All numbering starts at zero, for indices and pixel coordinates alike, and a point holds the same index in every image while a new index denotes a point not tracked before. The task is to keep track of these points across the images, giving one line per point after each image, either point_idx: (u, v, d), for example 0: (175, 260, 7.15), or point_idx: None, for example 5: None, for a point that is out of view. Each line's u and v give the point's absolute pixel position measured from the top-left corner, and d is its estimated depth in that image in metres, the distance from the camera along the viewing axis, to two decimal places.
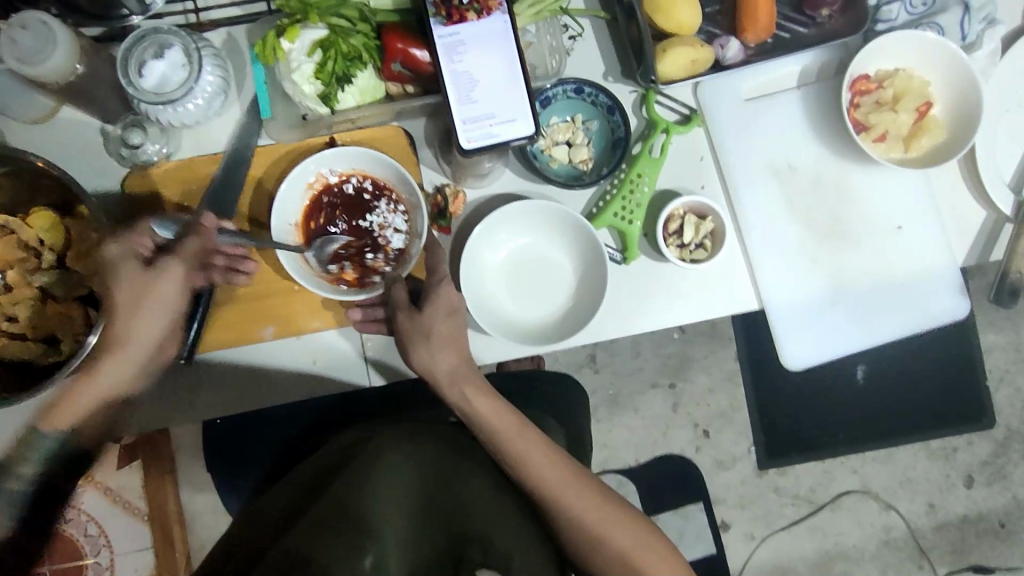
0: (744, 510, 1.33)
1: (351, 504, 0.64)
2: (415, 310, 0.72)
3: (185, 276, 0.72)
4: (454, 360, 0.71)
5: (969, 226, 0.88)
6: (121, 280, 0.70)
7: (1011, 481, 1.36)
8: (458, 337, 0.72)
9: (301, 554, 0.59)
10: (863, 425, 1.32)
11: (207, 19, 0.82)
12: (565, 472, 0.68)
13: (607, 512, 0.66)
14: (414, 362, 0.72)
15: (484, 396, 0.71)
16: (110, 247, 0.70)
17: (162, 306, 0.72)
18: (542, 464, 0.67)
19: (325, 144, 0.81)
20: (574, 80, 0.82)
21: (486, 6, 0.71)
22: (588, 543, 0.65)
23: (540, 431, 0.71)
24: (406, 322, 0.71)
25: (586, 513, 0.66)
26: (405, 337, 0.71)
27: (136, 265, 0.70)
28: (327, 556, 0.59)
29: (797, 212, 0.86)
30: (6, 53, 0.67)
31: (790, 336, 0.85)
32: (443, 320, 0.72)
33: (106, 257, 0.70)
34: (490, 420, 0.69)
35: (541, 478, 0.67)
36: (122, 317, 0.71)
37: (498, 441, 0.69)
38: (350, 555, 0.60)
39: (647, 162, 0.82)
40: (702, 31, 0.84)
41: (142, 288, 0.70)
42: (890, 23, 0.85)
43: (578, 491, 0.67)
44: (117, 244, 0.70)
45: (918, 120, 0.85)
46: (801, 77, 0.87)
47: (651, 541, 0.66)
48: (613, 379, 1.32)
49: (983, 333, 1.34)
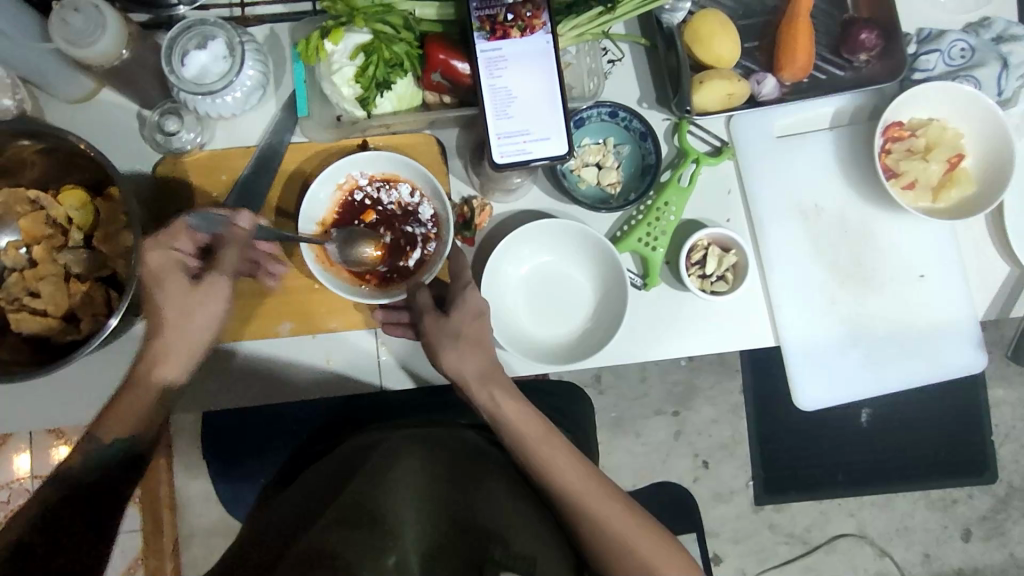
0: (737, 544, 1.32)
1: (368, 504, 0.65)
2: (442, 313, 0.72)
3: (230, 291, 0.70)
4: (484, 360, 0.71)
5: (992, 279, 0.88)
6: (166, 291, 0.67)
7: (1009, 538, 1.35)
8: (482, 339, 0.72)
9: (321, 552, 0.59)
10: (865, 470, 1.31)
11: (252, 14, 0.83)
12: (589, 478, 0.67)
13: (630, 521, 0.65)
14: (442, 364, 0.71)
15: (512, 399, 0.69)
16: (153, 255, 0.67)
17: (209, 319, 0.69)
18: (566, 468, 0.67)
19: (358, 147, 0.82)
20: (610, 104, 0.83)
21: (530, 24, 0.72)
22: (610, 551, 0.64)
23: (565, 437, 0.70)
24: (432, 324, 0.72)
25: (609, 521, 0.65)
26: (430, 340, 0.72)
27: (181, 279, 0.67)
28: (347, 554, 0.60)
29: (820, 254, 0.86)
30: (55, 32, 0.68)
31: (805, 376, 0.85)
32: (470, 323, 0.72)
33: (150, 265, 0.67)
34: (516, 422, 0.68)
35: (565, 482, 0.66)
36: (166, 331, 0.67)
37: (522, 441, 0.68)
38: (372, 553, 0.61)
39: (674, 190, 0.82)
40: (739, 65, 0.85)
41: (186, 303, 0.68)
42: (927, 72, 0.86)
43: (600, 498, 0.66)
44: (158, 253, 0.67)
45: (948, 171, 0.85)
46: (833, 119, 0.88)
47: (669, 553, 0.65)
48: (617, 402, 1.31)
49: (991, 387, 1.33)
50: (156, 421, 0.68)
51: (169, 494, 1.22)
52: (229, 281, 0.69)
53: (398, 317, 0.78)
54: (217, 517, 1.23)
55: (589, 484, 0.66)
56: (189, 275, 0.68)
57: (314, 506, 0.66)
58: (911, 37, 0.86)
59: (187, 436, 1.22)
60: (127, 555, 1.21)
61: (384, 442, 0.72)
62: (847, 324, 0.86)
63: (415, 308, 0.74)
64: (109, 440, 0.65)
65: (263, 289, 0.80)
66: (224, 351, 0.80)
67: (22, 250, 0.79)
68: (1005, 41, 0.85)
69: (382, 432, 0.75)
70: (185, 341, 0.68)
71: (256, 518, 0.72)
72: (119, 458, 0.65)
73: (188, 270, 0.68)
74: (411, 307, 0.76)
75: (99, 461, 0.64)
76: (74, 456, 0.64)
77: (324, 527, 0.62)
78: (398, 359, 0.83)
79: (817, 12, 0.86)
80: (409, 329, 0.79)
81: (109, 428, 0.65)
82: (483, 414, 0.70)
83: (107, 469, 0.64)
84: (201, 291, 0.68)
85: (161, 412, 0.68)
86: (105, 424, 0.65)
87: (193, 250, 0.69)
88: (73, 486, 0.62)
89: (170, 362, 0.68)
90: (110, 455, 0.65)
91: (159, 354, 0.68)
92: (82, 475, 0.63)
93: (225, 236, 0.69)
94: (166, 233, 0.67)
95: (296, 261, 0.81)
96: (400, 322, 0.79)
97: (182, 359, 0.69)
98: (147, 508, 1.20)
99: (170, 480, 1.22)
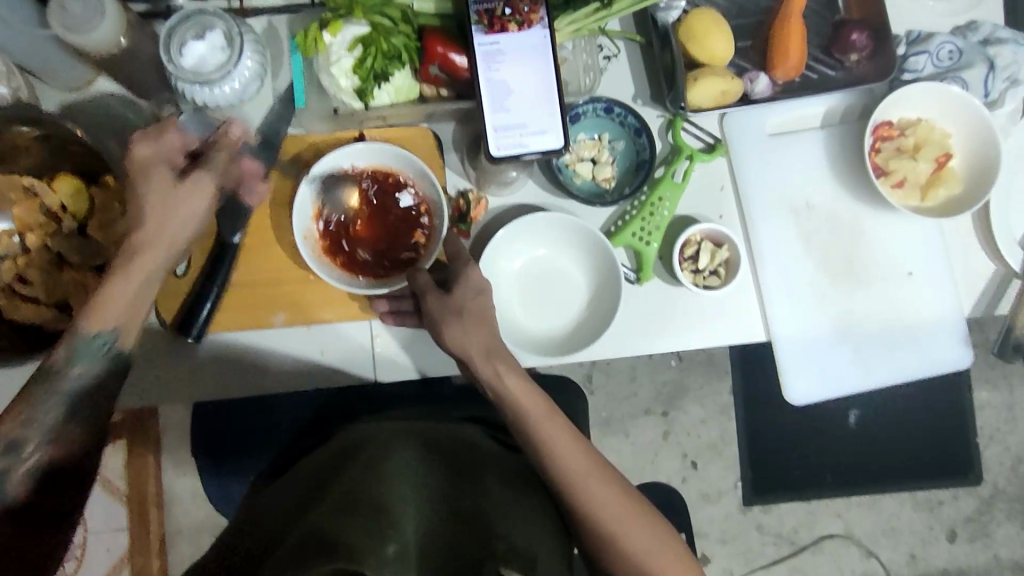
0: (725, 544, 1.33)
1: (366, 490, 0.63)
2: (445, 292, 0.73)
3: (213, 192, 0.66)
4: (487, 337, 0.71)
5: (978, 279, 0.89)
6: (150, 184, 0.63)
7: (993, 539, 1.37)
8: (486, 316, 0.72)
9: (320, 535, 0.58)
10: (852, 470, 1.32)
11: (250, 5, 0.83)
12: (589, 460, 0.67)
13: (628, 507, 0.66)
14: (446, 340, 0.71)
15: (516, 375, 0.69)
16: (143, 148, 0.64)
17: (189, 220, 0.65)
18: (567, 450, 0.67)
19: (353, 139, 0.83)
20: (605, 99, 0.84)
21: (528, 18, 0.73)
22: (606, 536, 0.65)
23: (566, 418, 0.70)
24: (436, 303, 0.72)
25: (607, 505, 0.65)
26: (436, 319, 0.72)
27: (166, 175, 0.64)
28: (348, 535, 0.58)
29: (811, 252, 0.87)
30: (54, 19, 0.68)
31: (795, 373, 0.86)
32: (474, 299, 0.72)
33: (137, 158, 0.63)
34: (520, 399, 0.68)
35: (567, 464, 0.66)
36: (146, 224, 0.63)
37: (523, 421, 0.68)
38: (371, 540, 0.58)
39: (669, 186, 0.83)
40: (733, 64, 0.86)
41: (167, 200, 0.63)
42: (916, 73, 0.88)
43: (599, 481, 0.66)
44: (148, 146, 0.64)
45: (936, 171, 0.86)
46: (825, 118, 0.89)
47: (666, 537, 0.66)
48: (607, 401, 1.32)
49: (976, 389, 1.35)
50: (141, 309, 0.64)
51: (157, 492, 1.21)
52: (215, 182, 0.66)
53: (399, 305, 0.80)
54: (204, 514, 1.23)
55: (589, 466, 0.67)
56: (174, 171, 0.65)
57: (308, 496, 0.65)
58: (901, 39, 0.88)
59: (174, 431, 1.21)
60: (113, 552, 1.20)
61: (378, 433, 0.72)
62: (837, 320, 0.87)
63: (416, 291, 0.75)
64: (94, 332, 0.62)
65: (258, 280, 0.81)
66: (217, 341, 0.81)
67: (16, 239, 0.78)
68: (992, 44, 0.87)
69: (377, 424, 0.74)
70: (165, 234, 0.63)
71: (248, 510, 0.71)
72: (102, 355, 0.63)
73: (174, 167, 0.65)
74: (413, 293, 0.77)
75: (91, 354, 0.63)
76: (58, 350, 0.62)
77: (319, 513, 0.61)
78: (396, 350, 0.83)
79: (810, 12, 0.87)
80: (408, 316, 0.80)
81: (93, 319, 0.62)
82: (487, 389, 0.70)
83: (92, 367, 0.63)
84: (187, 190, 0.64)
85: (147, 296, 0.65)
86: (90, 315, 0.62)
87: (181, 151, 0.66)
88: (68, 384, 0.63)
89: (147, 257, 0.63)
90: (94, 351, 0.63)
91: (135, 248, 0.62)
92: (67, 374, 0.62)
93: (222, 135, 0.69)
94: (154, 129, 0.65)
95: (290, 253, 0.81)
96: (404, 310, 0.80)
97: (162, 251, 0.63)
98: (134, 505, 1.19)
99: (157, 478, 1.21)
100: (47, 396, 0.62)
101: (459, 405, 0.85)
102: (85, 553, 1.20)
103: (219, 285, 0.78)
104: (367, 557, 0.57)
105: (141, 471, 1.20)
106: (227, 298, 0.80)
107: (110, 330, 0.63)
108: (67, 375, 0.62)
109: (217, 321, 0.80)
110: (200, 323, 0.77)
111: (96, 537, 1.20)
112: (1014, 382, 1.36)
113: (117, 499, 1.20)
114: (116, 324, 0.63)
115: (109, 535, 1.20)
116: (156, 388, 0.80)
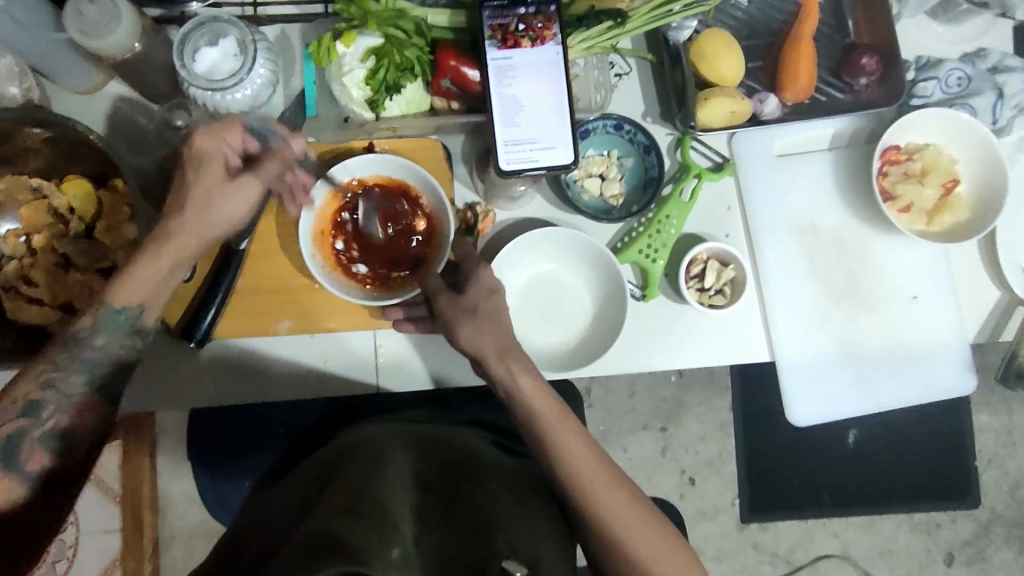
0: (721, 562, 1.32)
1: (373, 492, 0.62)
2: (457, 293, 0.74)
3: (257, 196, 0.66)
4: (501, 337, 0.71)
5: (982, 305, 0.90)
6: (201, 179, 0.63)
7: (990, 563, 1.36)
8: (500, 317, 0.72)
9: (326, 536, 0.57)
10: (850, 490, 1.32)
11: (264, 14, 0.84)
12: (600, 466, 0.66)
13: (638, 514, 0.65)
14: (459, 339, 0.71)
15: (529, 374, 0.69)
16: (201, 139, 0.63)
17: (227, 219, 0.65)
18: (579, 452, 0.66)
19: (364, 149, 0.83)
20: (615, 116, 0.84)
21: (541, 35, 0.74)
22: (614, 545, 0.64)
23: (578, 421, 0.69)
24: (447, 304, 0.73)
25: (617, 510, 0.64)
26: (448, 319, 0.72)
27: (218, 170, 0.63)
28: (356, 537, 0.57)
29: (817, 272, 0.87)
30: (71, 23, 0.69)
31: (798, 394, 0.86)
32: (486, 298, 0.73)
33: (161, 145, 0.62)
34: (532, 399, 0.68)
35: (577, 467, 0.65)
36: (185, 210, 0.62)
37: (536, 422, 0.67)
38: (380, 543, 0.57)
39: (676, 205, 0.84)
40: (742, 84, 0.86)
41: (213, 195, 0.63)
42: (925, 99, 0.88)
43: (609, 487, 0.65)
44: (209, 139, 0.63)
45: (943, 196, 0.87)
46: (832, 140, 0.89)
47: (675, 545, 0.65)
48: (605, 415, 1.31)
49: (976, 412, 1.35)
50: (162, 292, 0.65)
51: (151, 496, 1.20)
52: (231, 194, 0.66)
53: (413, 311, 0.80)
54: (199, 519, 1.23)
55: (600, 471, 0.66)
56: (225, 169, 0.64)
57: (312, 498, 0.64)
58: (910, 65, 0.89)
59: (170, 434, 1.20)
60: (104, 555, 1.19)
61: (381, 437, 0.71)
62: (842, 340, 0.87)
63: (427, 293, 0.75)
64: (119, 307, 0.63)
65: (266, 286, 0.81)
66: (220, 346, 0.80)
67: (22, 239, 0.78)
68: (1000, 72, 0.87)
69: (382, 428, 0.74)
70: (205, 227, 0.63)
71: (249, 512, 0.70)
72: (124, 328, 0.64)
73: (227, 166, 0.64)
74: (426, 298, 0.77)
75: (113, 327, 0.63)
76: (84, 318, 0.63)
77: (324, 515, 0.60)
78: (395, 359, 0.83)
79: (820, 35, 0.88)
80: (423, 321, 0.80)
81: (120, 296, 0.62)
82: (499, 387, 0.70)
83: (115, 339, 0.64)
84: (235, 188, 0.64)
85: (171, 281, 0.65)
86: (117, 290, 0.62)
87: (238, 150, 0.65)
88: (92, 356, 0.63)
89: (181, 242, 0.63)
90: (118, 325, 0.64)
91: (167, 232, 0.62)
92: (90, 341, 0.63)
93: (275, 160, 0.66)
94: (221, 124, 0.64)
95: (296, 259, 0.81)
96: (419, 315, 0.80)
97: (197, 239, 0.63)
98: (128, 508, 1.19)
99: (152, 480, 1.20)
100: (68, 361, 0.63)
101: (462, 411, 0.86)
102: (76, 553, 1.19)
103: (224, 291, 0.78)
104: (375, 561, 0.55)
105: (136, 474, 1.19)
106: (231, 303, 0.80)
107: (129, 308, 0.63)
108: (91, 343, 0.63)
109: (221, 326, 0.80)
110: (204, 328, 0.77)
111: (90, 538, 1.19)
112: (1013, 407, 1.36)
113: (110, 501, 1.20)
114: (137, 304, 0.63)
115: (101, 537, 1.19)
116: (157, 393, 0.80)
